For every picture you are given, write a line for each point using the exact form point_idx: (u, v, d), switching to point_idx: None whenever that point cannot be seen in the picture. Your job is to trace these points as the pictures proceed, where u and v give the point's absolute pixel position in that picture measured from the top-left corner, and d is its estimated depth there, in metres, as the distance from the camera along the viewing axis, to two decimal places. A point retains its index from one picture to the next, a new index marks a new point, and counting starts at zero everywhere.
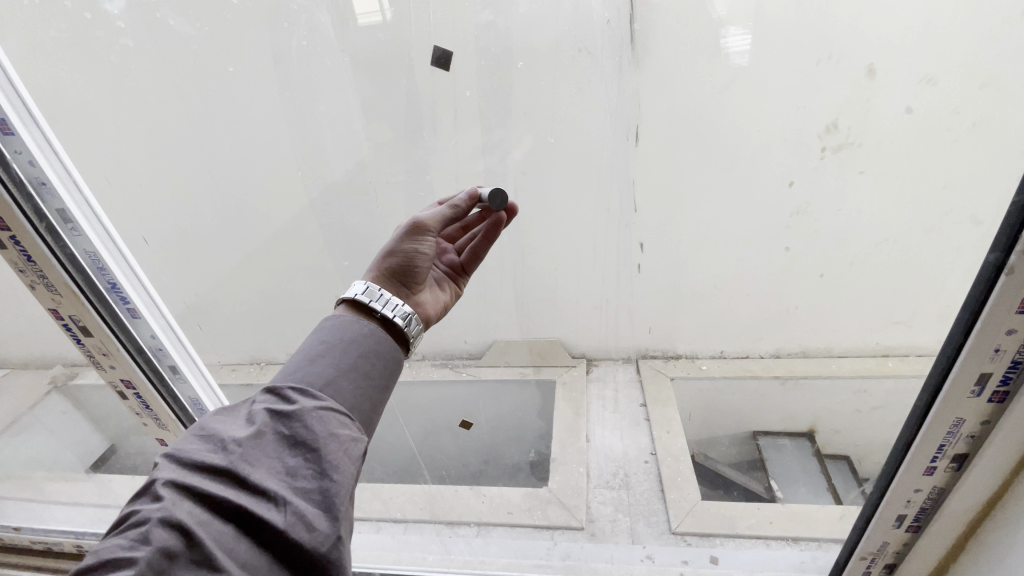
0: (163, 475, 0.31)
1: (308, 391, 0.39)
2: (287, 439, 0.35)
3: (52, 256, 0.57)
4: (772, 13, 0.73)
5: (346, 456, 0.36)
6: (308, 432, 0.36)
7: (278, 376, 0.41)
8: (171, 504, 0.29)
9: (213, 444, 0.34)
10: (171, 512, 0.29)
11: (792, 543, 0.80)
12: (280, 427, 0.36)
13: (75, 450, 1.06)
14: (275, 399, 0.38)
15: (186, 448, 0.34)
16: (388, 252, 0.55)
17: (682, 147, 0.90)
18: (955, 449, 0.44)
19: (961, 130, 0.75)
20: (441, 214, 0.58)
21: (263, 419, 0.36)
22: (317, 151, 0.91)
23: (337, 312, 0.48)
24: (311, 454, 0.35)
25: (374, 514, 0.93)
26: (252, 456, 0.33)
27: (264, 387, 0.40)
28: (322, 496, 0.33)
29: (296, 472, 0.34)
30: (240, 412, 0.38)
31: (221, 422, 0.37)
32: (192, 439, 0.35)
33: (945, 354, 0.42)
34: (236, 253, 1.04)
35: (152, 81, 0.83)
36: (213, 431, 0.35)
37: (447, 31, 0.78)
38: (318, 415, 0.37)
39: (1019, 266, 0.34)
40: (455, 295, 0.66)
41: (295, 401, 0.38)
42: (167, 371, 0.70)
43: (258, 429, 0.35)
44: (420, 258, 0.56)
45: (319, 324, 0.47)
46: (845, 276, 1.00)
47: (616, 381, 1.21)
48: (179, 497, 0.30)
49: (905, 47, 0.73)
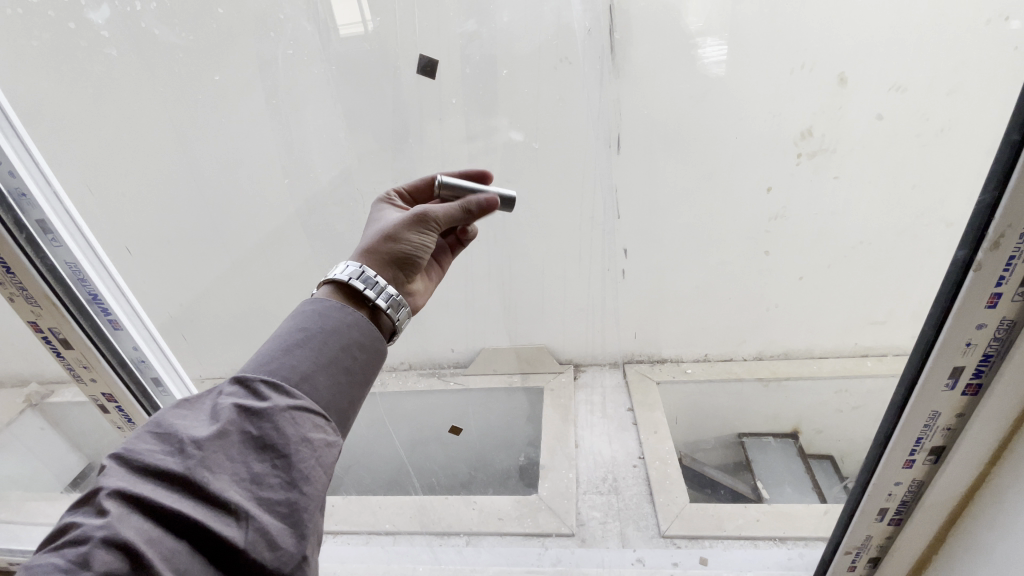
0: (110, 484, 0.30)
1: (281, 387, 0.38)
2: (254, 441, 0.35)
3: (31, 268, 0.56)
4: (745, 24, 0.76)
5: (318, 464, 0.36)
6: (278, 436, 0.35)
7: (249, 366, 0.40)
8: (116, 520, 0.28)
9: (170, 445, 0.33)
10: (115, 531, 0.28)
11: (779, 542, 0.81)
12: (248, 426, 0.35)
13: (54, 468, 1.03)
14: (246, 393, 0.37)
15: (141, 450, 0.32)
16: (391, 237, 0.54)
17: (662, 154, 0.93)
18: (932, 441, 0.46)
19: (929, 134, 0.80)
20: (452, 212, 0.57)
21: (229, 417, 0.35)
22: (303, 158, 0.91)
23: (322, 295, 0.47)
24: (280, 460, 0.35)
25: (365, 527, 0.92)
26: (213, 460, 0.32)
27: (233, 378, 0.38)
28: (289, 509, 0.33)
29: (262, 480, 0.34)
30: (205, 407, 0.37)
31: (182, 420, 0.35)
32: (149, 437, 0.34)
33: (919, 349, 0.44)
34: (220, 263, 1.02)
35: (131, 88, 0.82)
36: (173, 430, 0.34)
37: (433, 40, 0.80)
38: (290, 416, 0.37)
39: (986, 262, 0.36)
40: (438, 279, 0.67)
41: (267, 399, 0.37)
42: (149, 383, 0.70)
43: (223, 428, 0.34)
44: (421, 252, 0.56)
45: (298, 308, 0.46)
46: (821, 277, 1.04)
47: (603, 387, 1.22)
48: (126, 511, 0.29)
49: (872, 58, 0.76)
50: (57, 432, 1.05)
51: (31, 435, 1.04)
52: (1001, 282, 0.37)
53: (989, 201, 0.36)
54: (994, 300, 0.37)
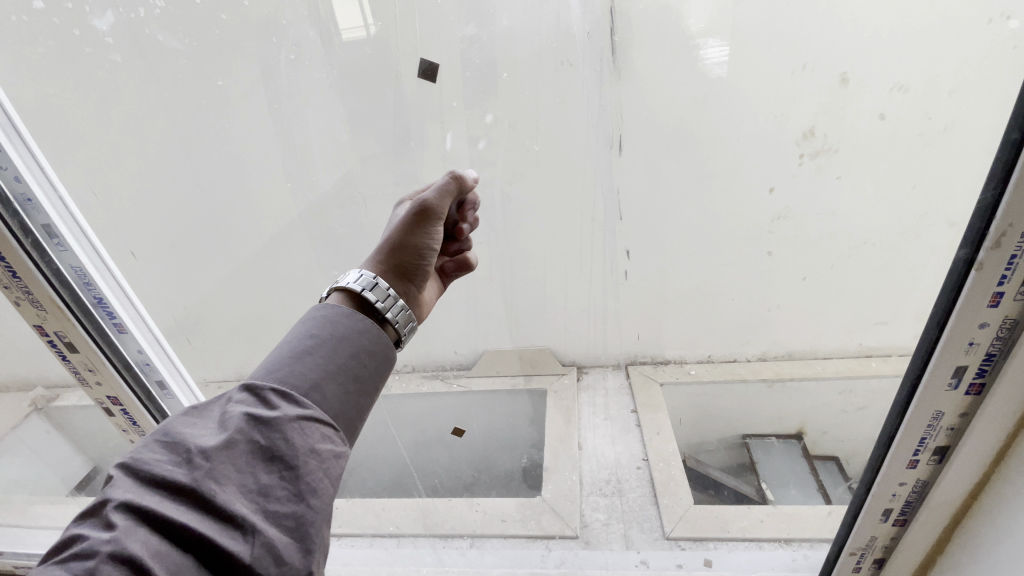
0: (117, 497, 0.30)
1: (290, 396, 0.38)
2: (262, 452, 0.35)
3: (37, 273, 0.56)
4: (747, 25, 0.76)
5: (326, 476, 0.36)
6: (287, 446, 0.35)
7: (257, 374, 0.40)
8: (123, 534, 0.28)
9: (177, 454, 0.33)
10: (122, 545, 0.28)
11: (785, 544, 0.80)
12: (257, 435, 0.35)
13: (60, 472, 1.04)
14: (255, 401, 0.37)
15: (149, 460, 0.32)
16: (397, 244, 0.55)
17: (663, 155, 0.93)
18: (936, 442, 0.46)
19: (933, 134, 0.80)
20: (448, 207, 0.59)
21: (237, 426, 0.35)
22: (306, 163, 0.92)
23: (333, 301, 0.47)
24: (288, 472, 0.35)
25: (369, 529, 0.92)
26: (220, 471, 0.32)
27: (242, 385, 0.38)
28: (295, 523, 0.33)
29: (269, 492, 0.33)
30: (213, 414, 0.37)
31: (190, 428, 0.35)
32: (156, 446, 0.34)
33: (923, 349, 0.43)
34: (224, 268, 1.03)
35: (136, 95, 0.83)
36: (180, 439, 0.34)
37: (434, 44, 0.80)
38: (299, 427, 0.37)
39: (987, 262, 0.36)
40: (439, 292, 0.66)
41: (276, 408, 0.37)
42: (154, 386, 0.70)
43: (232, 438, 0.34)
44: (429, 253, 0.57)
45: (306, 313, 0.46)
46: (824, 278, 1.04)
47: (606, 388, 1.22)
48: (133, 525, 0.29)
49: (873, 58, 0.76)
50: (61, 435, 1.06)
51: (36, 439, 1.05)
52: (1002, 282, 0.36)
53: (990, 200, 0.36)
54: (996, 299, 0.37)
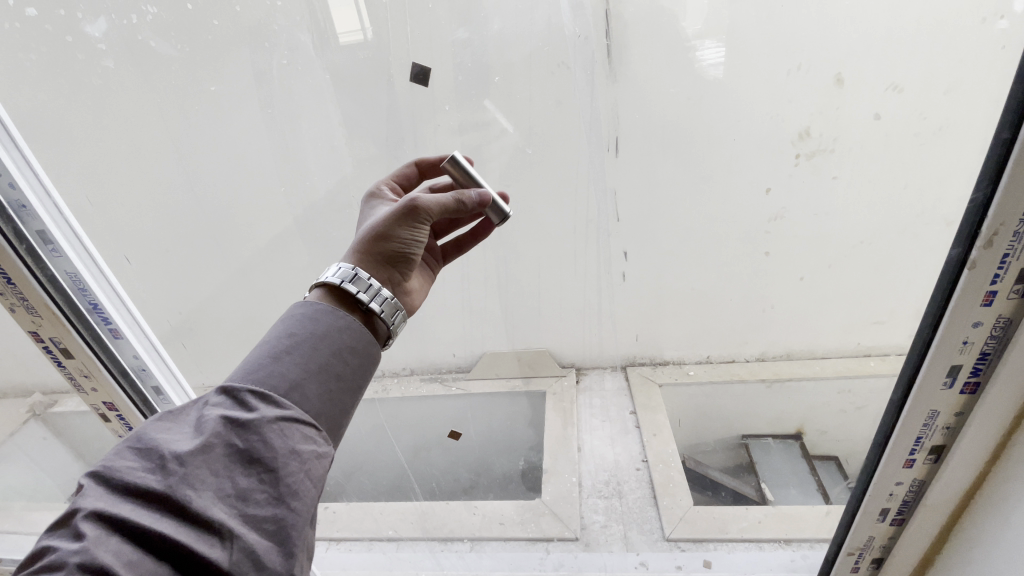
0: (87, 506, 0.30)
1: (268, 398, 0.38)
2: (240, 455, 0.34)
3: (31, 278, 0.57)
4: (741, 26, 0.76)
5: (308, 477, 0.36)
6: (266, 449, 0.35)
7: (235, 376, 0.40)
8: (93, 544, 0.28)
9: (151, 461, 0.33)
10: (92, 555, 0.27)
11: (784, 544, 0.80)
12: (234, 438, 0.35)
13: (57, 478, 1.03)
14: (232, 404, 0.37)
15: (121, 467, 0.32)
16: (383, 235, 0.53)
17: (659, 156, 0.93)
18: (931, 441, 0.46)
19: (928, 133, 0.80)
20: (442, 202, 0.55)
21: (213, 429, 0.34)
22: (298, 167, 0.92)
23: (314, 297, 0.47)
24: (267, 474, 0.34)
25: (367, 533, 0.91)
26: (196, 477, 0.32)
27: (219, 388, 0.38)
28: (276, 527, 0.33)
29: (248, 495, 0.33)
30: (189, 418, 0.37)
31: (165, 433, 0.35)
32: (130, 452, 0.33)
33: (917, 349, 0.43)
34: (220, 272, 1.03)
35: (128, 100, 0.83)
36: (154, 445, 0.33)
37: (425, 49, 0.81)
38: (278, 428, 0.36)
39: (980, 260, 0.36)
40: (432, 279, 0.66)
41: (255, 411, 0.37)
42: (150, 393, 0.69)
43: (207, 442, 0.34)
44: (412, 246, 0.55)
45: (288, 311, 0.46)
46: (820, 278, 1.04)
47: (604, 390, 1.22)
48: (104, 534, 0.29)
49: (867, 57, 0.76)
50: (58, 442, 1.05)
51: (34, 445, 1.05)
52: (996, 281, 0.36)
53: (980, 200, 0.36)
54: (989, 298, 0.37)
